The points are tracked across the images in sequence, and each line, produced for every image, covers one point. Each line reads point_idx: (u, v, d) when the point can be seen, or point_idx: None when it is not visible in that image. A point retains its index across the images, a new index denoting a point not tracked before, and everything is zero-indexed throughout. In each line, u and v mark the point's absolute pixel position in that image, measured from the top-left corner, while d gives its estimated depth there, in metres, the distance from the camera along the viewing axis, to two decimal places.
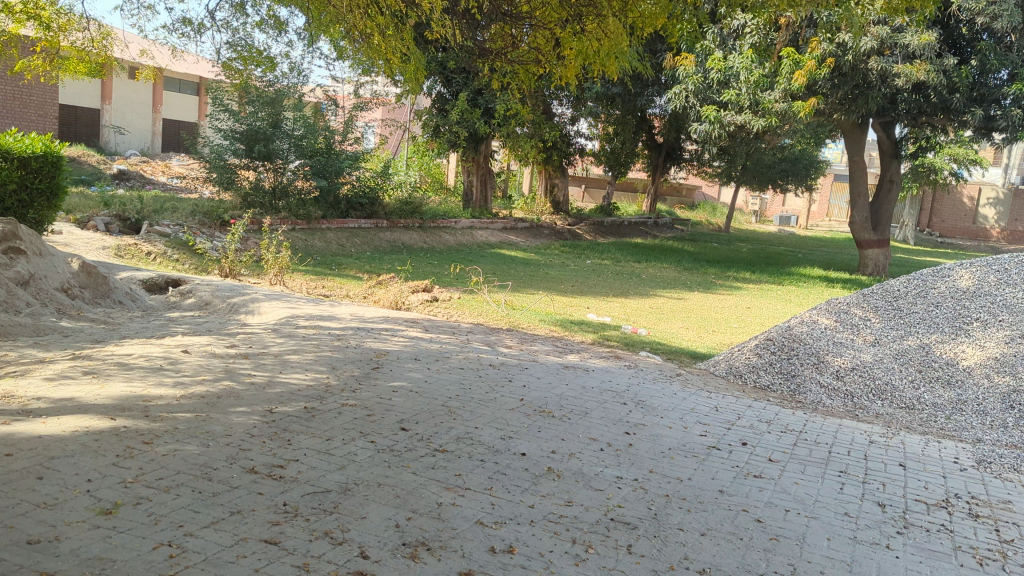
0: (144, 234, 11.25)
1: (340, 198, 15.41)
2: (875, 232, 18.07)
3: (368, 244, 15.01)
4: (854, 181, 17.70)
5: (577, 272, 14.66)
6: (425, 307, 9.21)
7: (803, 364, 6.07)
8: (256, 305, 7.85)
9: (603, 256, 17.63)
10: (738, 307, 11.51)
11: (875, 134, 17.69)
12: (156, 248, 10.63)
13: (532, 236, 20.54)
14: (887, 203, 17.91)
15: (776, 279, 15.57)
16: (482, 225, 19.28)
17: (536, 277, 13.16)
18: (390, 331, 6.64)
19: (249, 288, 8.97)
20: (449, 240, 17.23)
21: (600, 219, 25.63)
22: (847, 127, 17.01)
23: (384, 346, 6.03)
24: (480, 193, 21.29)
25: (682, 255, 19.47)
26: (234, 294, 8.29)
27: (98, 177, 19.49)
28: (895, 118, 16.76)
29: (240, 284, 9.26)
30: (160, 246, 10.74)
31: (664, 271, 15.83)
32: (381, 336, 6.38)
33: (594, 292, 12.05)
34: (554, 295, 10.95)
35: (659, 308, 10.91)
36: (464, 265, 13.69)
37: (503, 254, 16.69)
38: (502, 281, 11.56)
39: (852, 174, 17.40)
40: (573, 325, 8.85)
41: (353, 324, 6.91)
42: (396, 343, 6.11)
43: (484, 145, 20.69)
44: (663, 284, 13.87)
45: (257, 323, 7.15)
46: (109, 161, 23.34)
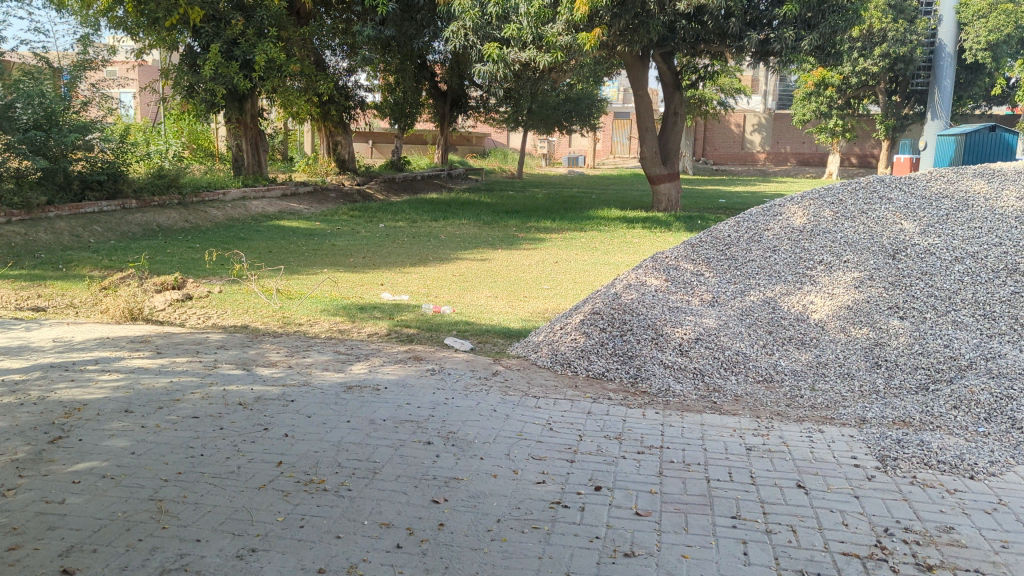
0: None
1: (70, 176, 12.17)
2: (665, 166, 17.70)
3: (113, 230, 11.83)
4: (641, 116, 17.15)
5: (368, 239, 13.01)
6: (175, 312, 7.14)
7: (641, 340, 4.97)
8: None
9: (396, 217, 16.07)
10: (548, 263, 10.45)
11: (656, 65, 17.07)
12: None
13: (318, 201, 18.52)
14: (675, 137, 17.55)
15: (583, 225, 14.77)
16: (257, 193, 16.91)
17: (323, 250, 11.48)
18: (102, 364, 4.77)
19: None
20: (217, 216, 14.32)
21: (391, 175, 23.91)
22: (630, 61, 16.33)
23: (87, 392, 4.20)
24: (252, 158, 18.72)
25: (480, 207, 18.30)
26: None
27: None
28: (674, 49, 16.15)
29: None
30: None
31: (464, 227, 14.54)
32: (85, 375, 4.50)
33: (388, 262, 10.51)
34: (339, 272, 9.31)
35: (461, 275, 9.57)
36: (233, 245, 11.65)
37: (283, 224, 14.62)
38: (277, 263, 9.73)
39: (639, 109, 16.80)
40: (363, 312, 7.32)
41: (48, 359, 4.94)
42: (107, 386, 4.29)
43: (249, 104, 18.15)
44: (464, 243, 12.57)
45: None
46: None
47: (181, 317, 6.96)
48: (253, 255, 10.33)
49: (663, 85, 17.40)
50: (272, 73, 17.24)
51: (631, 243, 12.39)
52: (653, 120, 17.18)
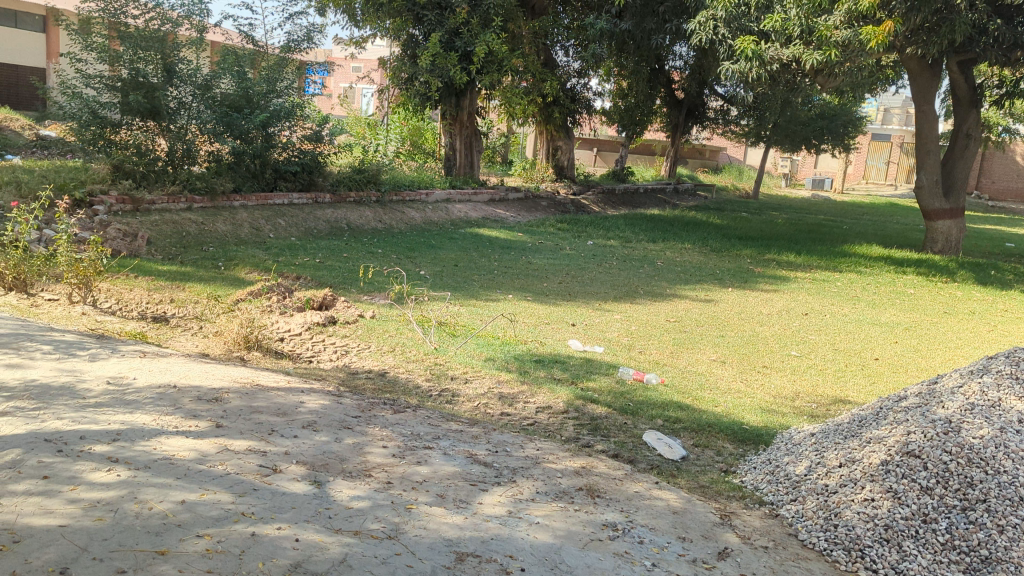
0: None
1: (265, 164, 11.31)
2: (946, 199, 14.35)
3: (297, 226, 10.84)
4: (921, 136, 14.04)
5: (572, 257, 11.15)
6: (307, 342, 5.42)
7: (1006, 529, 2.76)
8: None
9: (609, 233, 14.11)
10: (792, 314, 8.03)
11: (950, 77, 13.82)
12: None
13: (527, 209, 16.97)
14: (964, 164, 14.21)
15: (836, 266, 11.99)
16: (462, 196, 15.50)
17: (517, 268, 9.70)
18: (120, 438, 3.08)
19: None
20: (415, 218, 13.05)
21: (610, 186, 21.97)
22: (915, 68, 13.40)
23: (44, 505, 2.50)
24: (464, 158, 17.45)
25: (706, 229, 15.91)
26: None
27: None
28: (979, 58, 12.80)
29: None
30: None
31: (687, 254, 12.31)
32: (69, 459, 2.84)
33: (590, 291, 8.52)
34: (524, 302, 7.52)
35: (678, 319, 7.42)
36: (419, 253, 10.22)
37: (482, 232, 13.13)
38: (455, 283, 8.09)
39: (919, 126, 13.73)
40: (539, 366, 5.37)
41: (60, 411, 3.35)
42: (79, 495, 2.58)
43: (467, 100, 16.91)
44: (686, 274, 10.38)
45: None
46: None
47: (307, 356, 5.16)
48: (433, 271, 8.75)
49: (954, 101, 14.12)
50: (491, 65, 15.82)
51: (902, 295, 9.59)
52: (937, 141, 13.97)
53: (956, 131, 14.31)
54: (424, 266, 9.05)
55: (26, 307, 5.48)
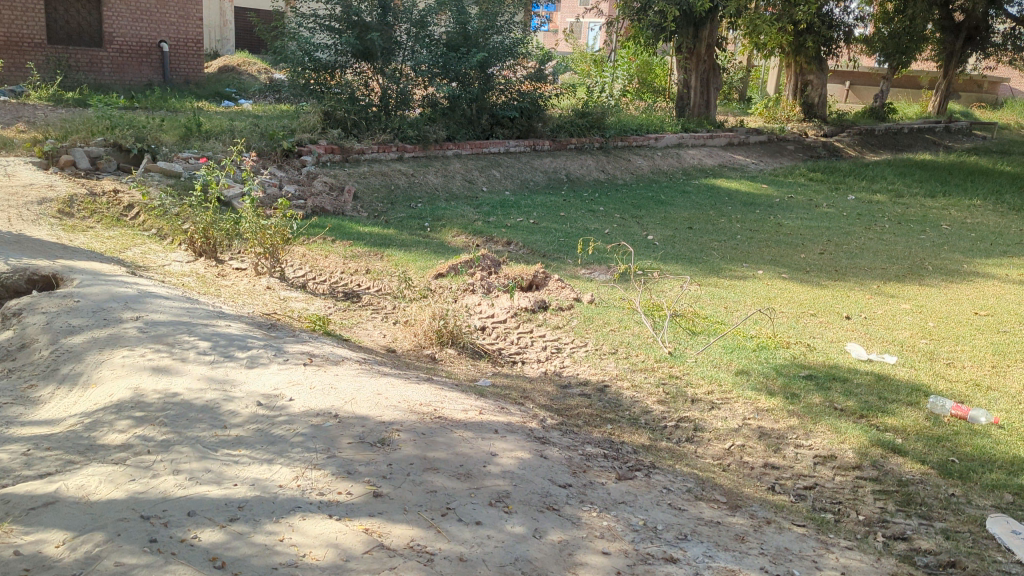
0: (82, 168, 6.72)
1: (481, 108, 10.54)
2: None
3: (514, 177, 10.00)
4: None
5: (829, 217, 9.40)
6: (509, 331, 4.68)
7: None
8: (149, 304, 3.86)
9: (873, 186, 12.02)
10: None
11: None
12: (119, 175, 6.76)
13: (769, 154, 15.04)
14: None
15: None
16: (695, 141, 13.92)
17: (765, 234, 8.20)
18: (238, 518, 2.16)
19: (148, 283, 4.32)
20: (643, 165, 11.75)
21: (868, 126, 19.22)
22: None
23: None
24: (699, 97, 15.74)
25: (995, 180, 13.23)
26: (109, 281, 4.17)
27: (232, 75, 16.18)
28: None
29: (135, 266, 4.86)
30: (143, 171, 6.68)
31: (978, 214, 10.13)
32: (157, 563, 1.92)
33: (860, 268, 6.94)
34: (778, 284, 6.11)
35: (988, 311, 5.68)
36: (648, 212, 9.00)
37: (718, 183, 11.61)
38: (687, 258, 6.83)
39: None
40: (810, 381, 4.08)
41: (181, 456, 2.51)
42: None
43: (706, 31, 15.09)
44: (983, 242, 8.37)
45: (40, 396, 3.08)
46: (227, 47, 19.20)
47: (503, 362, 4.23)
48: (663, 240, 7.51)
49: None
50: None
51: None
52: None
53: None
54: (653, 232, 7.83)
55: (213, 276, 5.03)
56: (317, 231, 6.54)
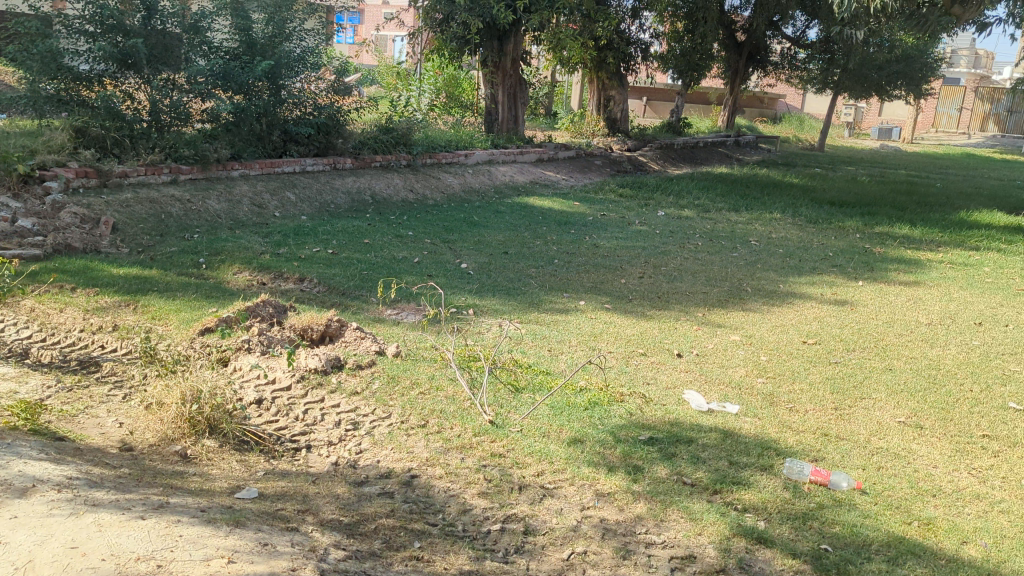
0: None
1: (272, 123, 9.46)
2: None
3: (312, 199, 9.01)
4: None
5: (644, 237, 9.17)
6: (293, 403, 3.74)
7: None
8: None
9: (681, 200, 12.09)
10: (961, 327, 6.09)
11: None
12: None
13: (580, 170, 14.90)
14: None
15: (964, 247, 9.93)
16: (506, 157, 13.49)
17: (584, 258, 7.77)
18: None
19: None
20: (454, 184, 11.11)
21: (669, 140, 19.79)
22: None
23: None
24: (508, 112, 15.35)
25: (788, 192, 13.83)
26: None
27: None
28: None
29: None
30: None
31: (780, 228, 10.38)
32: None
33: (681, 292, 6.65)
34: (604, 320, 5.59)
35: (814, 339, 5.46)
36: (461, 236, 8.33)
37: (530, 200, 11.20)
38: (505, 291, 6.19)
39: None
40: (653, 445, 3.50)
41: None
42: None
43: (512, 45, 14.76)
44: (791, 257, 8.45)
45: None
46: None
47: (279, 451, 3.31)
48: (478, 270, 6.83)
49: None
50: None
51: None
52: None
53: None
54: (466, 260, 7.16)
55: None
56: (52, 279, 5.27)
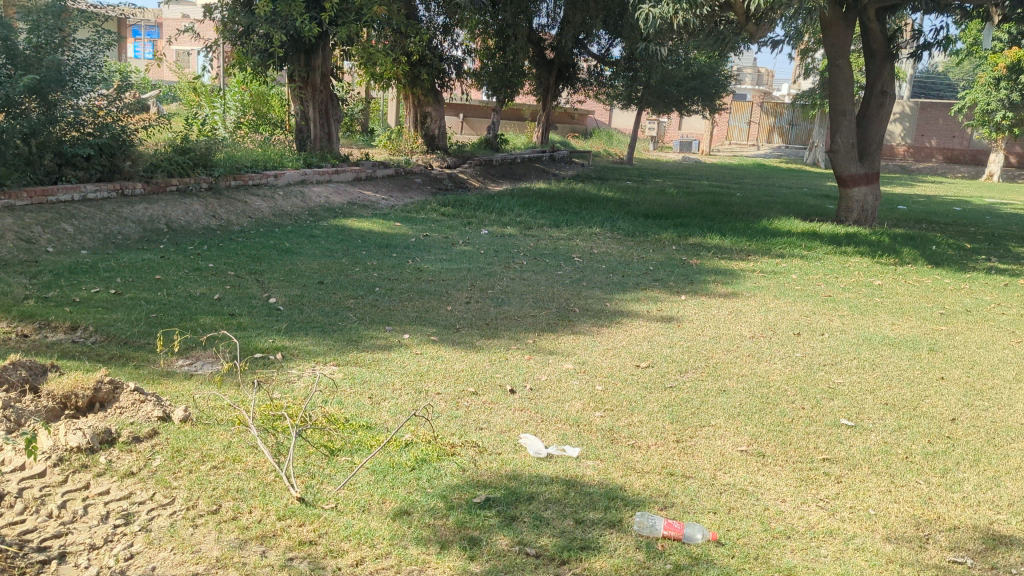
0: None
1: (41, 145, 8.25)
2: (860, 164, 14.45)
3: (93, 230, 7.91)
4: (837, 93, 14.07)
5: (467, 258, 8.81)
6: (48, 495, 2.97)
7: None
8: None
9: (502, 218, 11.87)
10: (782, 339, 6.15)
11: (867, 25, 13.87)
12: None
13: (399, 188, 14.38)
14: (878, 124, 14.35)
15: (770, 254, 10.34)
16: (319, 176, 12.73)
17: (406, 284, 7.28)
18: None
19: None
20: (262, 208, 10.26)
21: (488, 156, 19.69)
22: (830, 18, 13.52)
23: None
24: (319, 129, 14.60)
25: (605, 206, 14.02)
26: None
27: None
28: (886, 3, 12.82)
29: None
30: None
31: (601, 242, 10.40)
32: None
33: (509, 317, 6.33)
34: (429, 355, 5.12)
35: (648, 362, 5.26)
36: (270, 265, 7.59)
37: (347, 222, 10.57)
38: (320, 328, 5.57)
39: (832, 80, 14.05)
40: (492, 507, 3.07)
41: None
42: None
43: (319, 59, 14.13)
44: (615, 272, 8.40)
45: None
46: None
47: (19, 567, 2.56)
48: (289, 304, 6.16)
49: (869, 54, 14.35)
50: (346, 13, 13.08)
51: (871, 298, 8.05)
52: (853, 99, 14.08)
53: (869, 88, 14.47)
54: (275, 294, 6.45)
55: None
56: None
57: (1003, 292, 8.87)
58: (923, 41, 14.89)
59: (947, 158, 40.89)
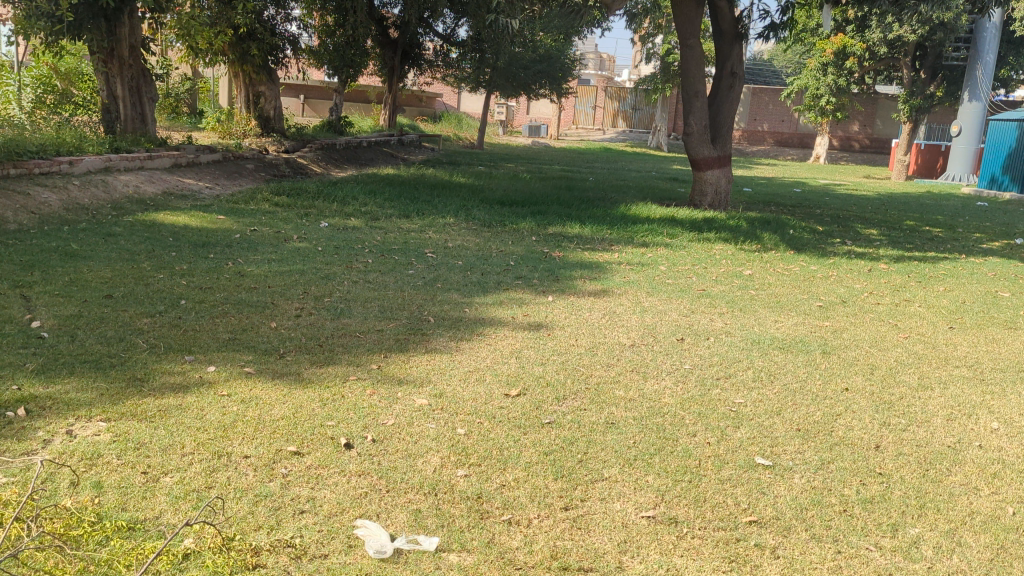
0: None
1: None
2: (713, 147, 13.99)
3: None
4: (690, 73, 13.47)
5: (301, 257, 7.54)
6: None
7: None
8: None
9: (344, 208, 10.59)
10: (666, 347, 5.35)
11: (715, 4, 13.47)
12: None
13: (226, 175, 12.74)
14: (729, 105, 13.91)
15: (634, 243, 9.66)
16: (128, 162, 10.97)
17: (223, 294, 5.96)
18: None
19: None
20: (51, 201, 8.51)
21: (329, 139, 18.19)
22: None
23: None
24: (129, 108, 12.71)
25: (457, 193, 12.99)
26: None
27: None
28: None
29: None
30: None
31: (455, 234, 9.40)
32: None
33: (347, 334, 5.21)
34: (238, 399, 3.91)
35: (519, 389, 4.31)
36: (44, 274, 6.04)
37: (158, 216, 8.99)
38: (94, 364, 4.21)
39: (684, 58, 13.43)
40: None
41: None
42: None
43: (123, 27, 12.20)
44: (472, 270, 7.43)
45: None
46: None
47: None
48: (57, 330, 4.72)
49: (717, 34, 13.92)
50: None
51: (746, 291, 7.47)
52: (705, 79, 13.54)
53: (719, 68, 14.05)
54: (40, 314, 4.98)
55: None
56: None
57: (869, 277, 8.56)
58: (770, 21, 14.75)
59: (778, 142, 42.71)
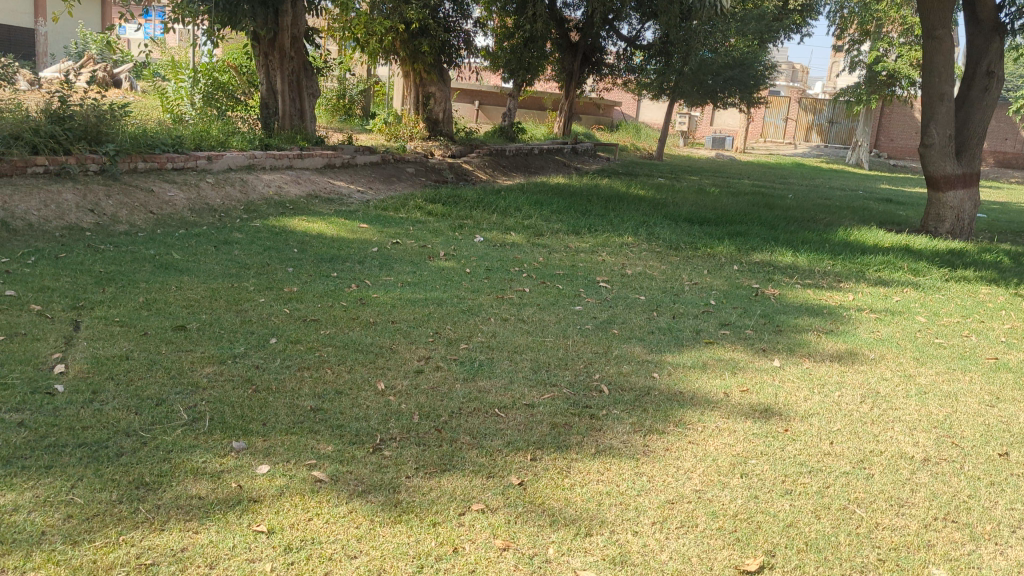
0: None
1: None
2: (958, 162, 11.24)
3: None
4: (935, 71, 10.79)
5: (443, 280, 5.98)
6: None
7: None
8: None
9: (505, 220, 9.03)
10: (987, 474, 3.29)
11: None
12: None
13: (383, 179, 11.58)
14: (982, 110, 11.14)
15: (868, 281, 7.42)
16: (276, 160, 9.98)
17: (329, 331, 4.48)
18: None
19: None
20: (176, 200, 7.52)
21: (498, 145, 16.88)
22: None
23: None
24: (288, 104, 11.84)
25: (637, 207, 11.15)
26: None
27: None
28: None
29: None
30: None
31: (636, 259, 7.58)
32: None
33: (480, 405, 3.55)
34: (281, 545, 2.32)
35: (759, 559, 2.47)
36: (122, 291, 4.82)
37: (292, 221, 7.79)
38: (91, 449, 2.77)
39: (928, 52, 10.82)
40: None
41: None
42: None
43: (287, 16, 11.34)
44: (662, 310, 5.59)
45: None
46: None
47: None
48: (79, 381, 3.36)
49: (970, 24, 11.22)
50: None
51: None
52: (954, 79, 10.87)
53: (970, 66, 11.32)
54: (72, 353, 3.68)
55: None
56: None
57: None
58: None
59: (1001, 161, 37.56)
